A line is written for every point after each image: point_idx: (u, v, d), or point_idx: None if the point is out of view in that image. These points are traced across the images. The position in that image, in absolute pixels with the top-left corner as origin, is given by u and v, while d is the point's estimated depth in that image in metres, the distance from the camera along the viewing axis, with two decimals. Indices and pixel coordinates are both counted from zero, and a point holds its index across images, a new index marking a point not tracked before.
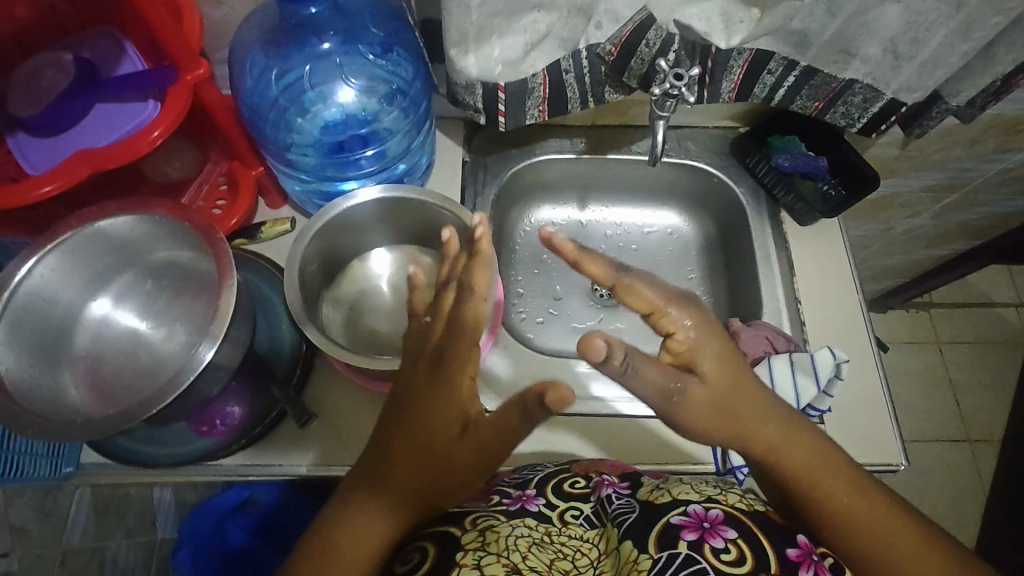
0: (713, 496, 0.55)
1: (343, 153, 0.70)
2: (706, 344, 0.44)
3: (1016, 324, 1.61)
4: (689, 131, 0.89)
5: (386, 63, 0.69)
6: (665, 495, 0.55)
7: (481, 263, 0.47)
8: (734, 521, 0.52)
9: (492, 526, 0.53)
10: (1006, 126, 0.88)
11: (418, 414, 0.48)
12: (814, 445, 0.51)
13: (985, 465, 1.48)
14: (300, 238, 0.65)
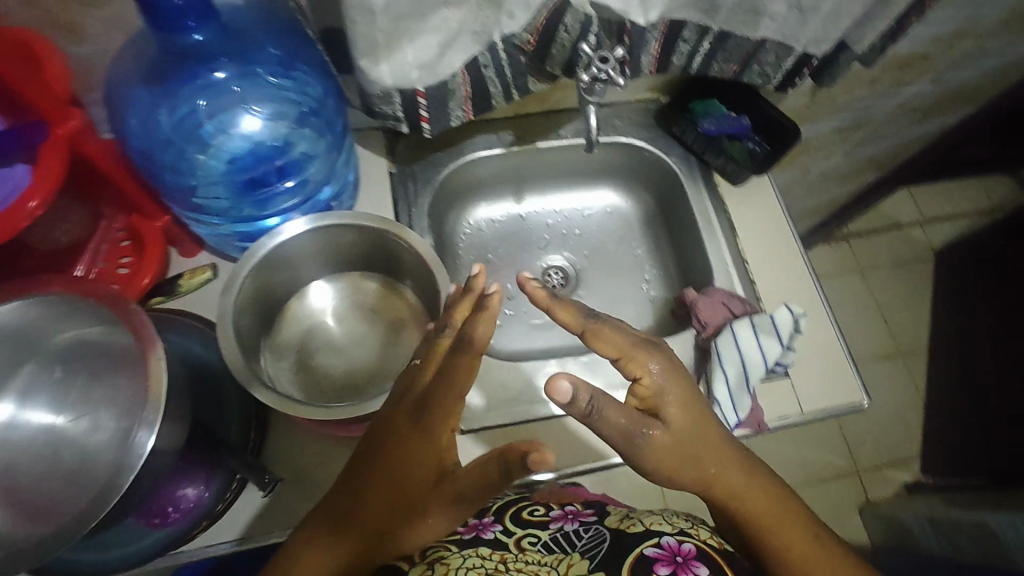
0: (684, 529, 0.55)
1: (259, 187, 0.64)
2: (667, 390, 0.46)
3: (924, 241, 1.74)
4: (613, 108, 0.88)
5: (289, 82, 0.63)
6: (637, 524, 0.55)
7: (483, 317, 0.44)
8: (705, 558, 0.51)
9: (441, 559, 0.51)
10: (900, 63, 0.93)
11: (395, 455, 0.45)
12: (768, 491, 0.53)
13: (919, 374, 1.60)
14: (229, 288, 0.58)
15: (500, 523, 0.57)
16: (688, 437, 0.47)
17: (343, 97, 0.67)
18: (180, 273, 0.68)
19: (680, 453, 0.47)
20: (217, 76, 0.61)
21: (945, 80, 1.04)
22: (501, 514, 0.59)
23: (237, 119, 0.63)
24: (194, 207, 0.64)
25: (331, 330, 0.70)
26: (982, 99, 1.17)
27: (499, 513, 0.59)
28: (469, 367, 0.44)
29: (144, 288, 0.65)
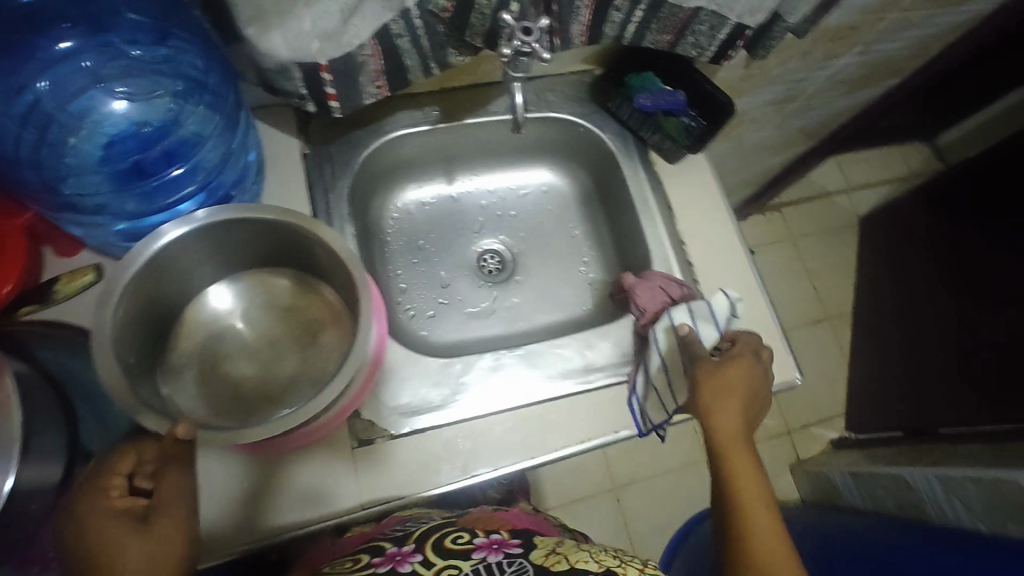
0: (612, 568, 0.53)
1: (140, 176, 0.56)
2: (740, 367, 0.63)
3: (851, 209, 1.81)
4: (545, 81, 0.82)
5: (163, 52, 0.54)
6: (562, 563, 0.53)
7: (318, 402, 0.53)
8: None
9: None
10: (831, 34, 0.92)
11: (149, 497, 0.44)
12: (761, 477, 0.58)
13: (845, 336, 1.68)
14: (105, 299, 0.50)
15: (420, 554, 0.55)
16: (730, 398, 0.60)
17: (231, 68, 0.58)
18: (57, 277, 0.59)
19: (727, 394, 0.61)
20: (61, 45, 0.51)
21: (873, 52, 1.04)
22: (422, 545, 0.56)
23: (102, 99, 0.54)
24: (65, 206, 0.55)
25: (239, 334, 0.63)
26: (905, 70, 1.20)
27: (419, 543, 0.57)
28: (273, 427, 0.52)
29: (5, 297, 0.56)
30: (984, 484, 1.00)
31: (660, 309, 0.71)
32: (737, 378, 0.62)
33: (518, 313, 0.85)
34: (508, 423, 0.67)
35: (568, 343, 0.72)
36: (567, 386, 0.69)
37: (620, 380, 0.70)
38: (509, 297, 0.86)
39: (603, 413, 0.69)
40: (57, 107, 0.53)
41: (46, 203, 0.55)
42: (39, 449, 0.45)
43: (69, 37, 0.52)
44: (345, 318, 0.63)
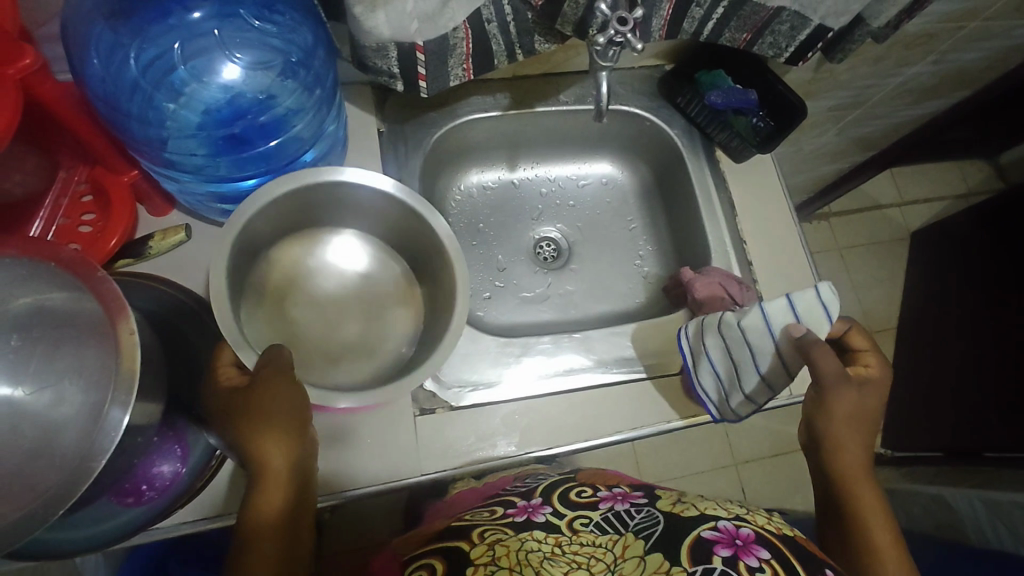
0: (742, 515, 0.62)
1: (238, 145, 0.59)
2: (874, 390, 0.62)
3: (902, 222, 1.77)
4: (615, 74, 0.83)
5: (278, 30, 0.58)
6: (691, 509, 0.63)
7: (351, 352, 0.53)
8: (763, 541, 0.57)
9: (501, 540, 0.61)
10: (907, 41, 0.90)
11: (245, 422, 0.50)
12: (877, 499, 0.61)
13: (887, 352, 1.65)
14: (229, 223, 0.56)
15: (549, 506, 0.68)
16: (858, 422, 0.62)
17: (335, 53, 0.61)
18: (151, 234, 0.63)
19: (856, 417, 0.61)
20: (194, 14, 0.56)
21: (947, 62, 1.02)
22: (550, 499, 0.69)
23: (216, 65, 0.57)
24: (163, 162, 0.58)
25: (319, 291, 0.66)
26: (977, 83, 1.17)
27: (547, 496, 0.70)
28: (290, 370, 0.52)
29: (111, 249, 0.59)
30: None
31: (717, 303, 0.73)
32: (871, 404, 0.62)
33: (571, 301, 0.87)
34: (563, 405, 0.68)
35: (624, 332, 0.74)
36: (620, 373, 0.71)
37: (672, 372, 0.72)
38: (564, 285, 0.87)
39: (655, 402, 0.70)
40: (175, 70, 0.56)
41: (146, 157, 0.58)
42: (145, 387, 0.48)
43: (193, 9, 0.55)
44: (420, 299, 0.69)
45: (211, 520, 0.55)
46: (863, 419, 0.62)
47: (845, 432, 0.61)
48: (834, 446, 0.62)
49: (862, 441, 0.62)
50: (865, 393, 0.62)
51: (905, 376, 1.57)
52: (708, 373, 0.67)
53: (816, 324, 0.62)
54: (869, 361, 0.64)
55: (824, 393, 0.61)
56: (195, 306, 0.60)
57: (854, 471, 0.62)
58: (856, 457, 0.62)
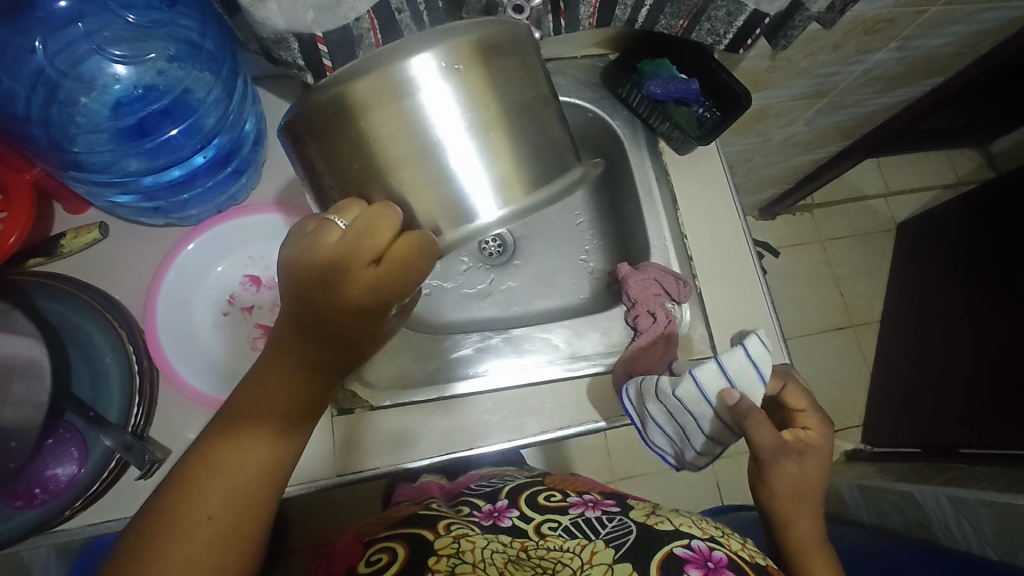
0: (716, 538, 0.59)
1: (143, 135, 0.58)
2: (817, 461, 0.60)
3: (887, 214, 1.72)
4: (555, 64, 0.81)
5: (158, 15, 0.57)
6: (666, 523, 0.60)
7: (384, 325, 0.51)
8: (735, 566, 0.55)
9: (467, 535, 0.58)
10: (865, 28, 0.86)
11: (354, 346, 0.48)
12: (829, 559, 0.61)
13: (868, 346, 1.62)
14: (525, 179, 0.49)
15: (516, 510, 0.63)
16: (803, 494, 0.59)
17: (229, 32, 0.60)
18: (64, 232, 0.61)
19: (802, 488, 0.59)
20: (60, 3, 0.54)
21: (913, 47, 0.98)
22: (518, 501, 0.65)
23: (103, 62, 0.57)
24: (68, 165, 0.57)
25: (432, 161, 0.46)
26: (950, 70, 1.12)
27: (514, 498, 0.66)
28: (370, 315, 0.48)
29: (11, 246, 0.57)
30: (996, 508, 0.96)
31: (651, 300, 0.71)
32: (816, 475, 0.60)
33: (514, 297, 0.85)
34: (487, 405, 0.68)
35: (556, 330, 0.74)
36: (556, 369, 0.70)
37: (604, 370, 0.71)
38: (507, 281, 0.86)
39: (584, 401, 0.69)
40: (63, 69, 0.56)
41: (53, 161, 0.56)
42: None
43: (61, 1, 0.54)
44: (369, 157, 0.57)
45: (113, 523, 0.56)
46: (810, 490, 0.60)
47: (791, 506, 0.60)
48: (782, 520, 0.60)
49: (811, 511, 0.60)
50: (807, 468, 0.59)
51: (884, 372, 1.54)
52: (657, 433, 0.66)
53: (749, 388, 0.60)
54: (808, 423, 0.61)
55: (762, 467, 0.59)
56: (96, 303, 0.59)
57: (805, 546, 0.60)
58: (807, 528, 0.60)
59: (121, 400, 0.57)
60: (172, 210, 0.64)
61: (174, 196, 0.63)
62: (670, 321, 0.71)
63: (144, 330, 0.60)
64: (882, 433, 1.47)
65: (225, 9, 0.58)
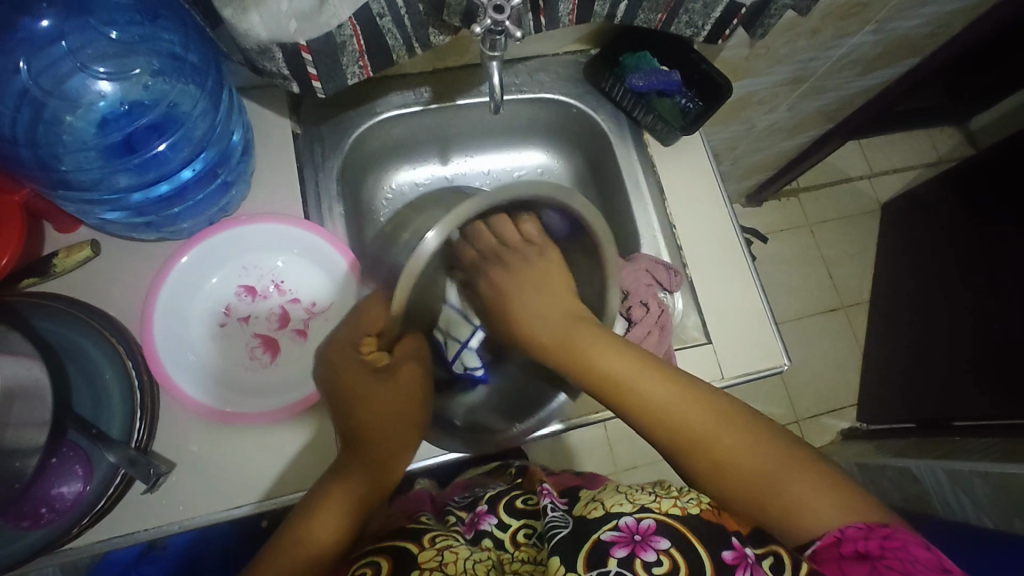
0: (647, 504, 0.50)
1: (130, 152, 0.59)
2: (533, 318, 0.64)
3: (872, 195, 1.74)
4: (538, 62, 0.81)
5: (140, 30, 0.57)
6: (598, 508, 0.52)
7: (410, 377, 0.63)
8: (667, 530, 0.48)
9: (449, 547, 0.55)
10: (841, 12, 0.87)
11: (405, 416, 0.61)
12: (713, 411, 0.55)
13: (859, 325, 1.63)
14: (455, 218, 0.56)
15: (494, 516, 0.64)
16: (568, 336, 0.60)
17: (211, 44, 0.61)
18: (56, 251, 0.61)
19: (590, 382, 0.58)
20: (43, 23, 0.55)
21: (888, 30, 0.99)
22: (495, 506, 0.66)
23: (88, 79, 0.57)
24: (55, 183, 0.57)
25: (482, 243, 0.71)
26: (926, 50, 1.14)
27: (493, 503, 0.67)
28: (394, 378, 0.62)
29: (4, 269, 0.57)
30: (991, 478, 0.97)
31: (643, 290, 0.72)
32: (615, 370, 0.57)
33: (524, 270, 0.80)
34: None
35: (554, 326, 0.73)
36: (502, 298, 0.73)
37: None
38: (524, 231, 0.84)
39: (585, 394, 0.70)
40: (48, 88, 0.56)
41: (43, 181, 0.57)
42: None
43: (41, 20, 0.54)
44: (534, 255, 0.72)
45: (122, 539, 0.56)
46: (687, 388, 0.56)
47: (692, 415, 0.54)
48: (698, 437, 0.54)
49: (699, 398, 0.56)
50: (598, 352, 0.58)
51: (875, 349, 1.56)
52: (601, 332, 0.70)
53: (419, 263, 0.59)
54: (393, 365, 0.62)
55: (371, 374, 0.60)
56: (90, 320, 0.59)
57: (739, 461, 0.52)
58: (730, 437, 0.53)
59: (123, 417, 0.57)
60: (163, 224, 0.64)
61: (165, 209, 0.63)
62: (663, 311, 0.72)
63: (142, 344, 0.60)
64: (877, 411, 1.49)
65: (206, 20, 0.58)
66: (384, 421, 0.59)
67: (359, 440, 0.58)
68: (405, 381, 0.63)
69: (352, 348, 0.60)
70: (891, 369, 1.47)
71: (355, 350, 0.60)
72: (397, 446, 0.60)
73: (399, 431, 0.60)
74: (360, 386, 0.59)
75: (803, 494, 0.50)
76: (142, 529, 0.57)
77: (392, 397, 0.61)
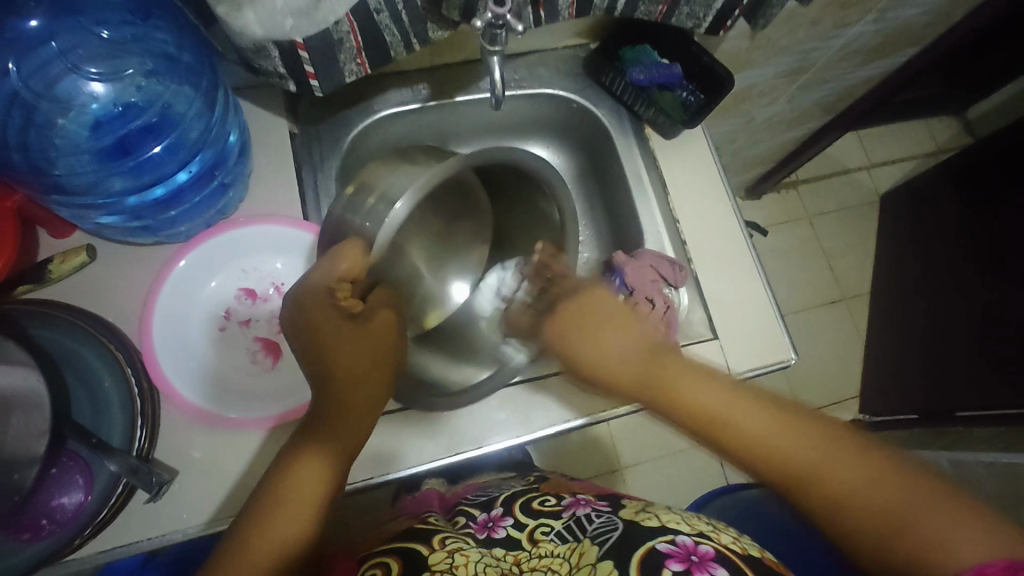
0: (705, 532, 0.53)
1: (125, 155, 0.57)
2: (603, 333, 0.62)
3: (871, 186, 1.74)
4: (537, 56, 0.80)
5: (134, 30, 0.56)
6: (652, 520, 0.55)
7: (385, 320, 0.58)
8: (723, 558, 0.49)
9: (460, 550, 0.56)
10: (842, 1, 0.86)
11: (380, 367, 0.57)
12: (814, 436, 0.52)
13: (860, 317, 1.63)
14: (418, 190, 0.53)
15: (511, 518, 0.64)
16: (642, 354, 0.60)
17: (206, 43, 0.60)
18: (52, 257, 0.60)
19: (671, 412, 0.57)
20: (34, 25, 0.53)
21: (888, 19, 0.98)
22: (512, 508, 0.66)
23: (80, 81, 0.56)
24: (49, 188, 0.56)
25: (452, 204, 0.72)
26: (925, 39, 1.13)
27: (508, 506, 0.67)
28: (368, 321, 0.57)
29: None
30: (998, 469, 0.97)
31: (648, 287, 0.72)
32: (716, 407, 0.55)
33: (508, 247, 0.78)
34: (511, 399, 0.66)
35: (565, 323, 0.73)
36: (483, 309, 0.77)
37: None
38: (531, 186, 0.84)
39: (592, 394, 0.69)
40: (39, 90, 0.55)
41: (36, 187, 0.56)
42: None
43: (32, 21, 0.53)
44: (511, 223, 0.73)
45: (124, 549, 0.55)
46: (779, 414, 0.54)
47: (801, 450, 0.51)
48: (811, 463, 0.51)
49: (779, 420, 0.54)
50: (695, 392, 0.56)
51: (877, 340, 1.56)
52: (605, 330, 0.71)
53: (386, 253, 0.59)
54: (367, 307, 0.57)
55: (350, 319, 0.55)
56: (88, 327, 0.58)
57: (858, 493, 0.49)
58: (849, 468, 0.50)
59: (124, 425, 0.56)
60: (159, 228, 0.62)
61: (161, 213, 0.62)
62: (668, 307, 0.71)
63: (141, 352, 0.59)
64: (880, 403, 1.49)
65: (200, 19, 0.56)
66: (358, 372, 0.55)
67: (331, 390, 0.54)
68: (383, 328, 0.58)
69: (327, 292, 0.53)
70: (893, 361, 1.47)
71: (329, 296, 0.53)
72: (370, 401, 0.56)
73: (375, 382, 0.56)
74: (332, 333, 0.54)
75: (935, 523, 0.46)
76: (145, 538, 0.56)
77: (367, 345, 0.56)
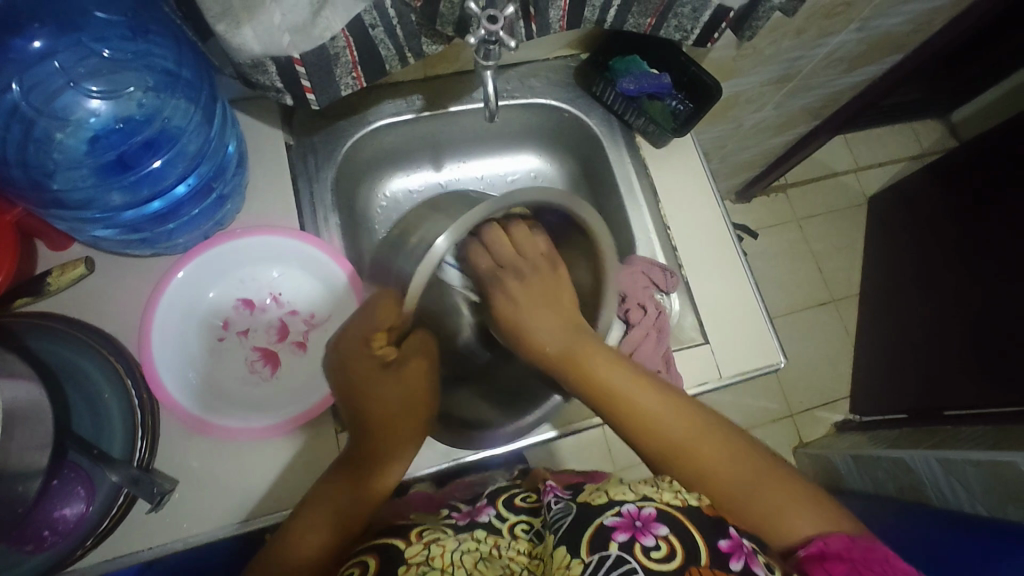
0: (648, 493, 0.52)
1: (125, 168, 0.58)
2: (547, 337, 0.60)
3: (858, 189, 1.77)
4: (528, 67, 0.82)
5: (133, 47, 0.57)
6: (602, 495, 0.53)
7: (417, 369, 0.61)
8: (666, 516, 0.49)
9: (437, 540, 0.55)
10: (824, 13, 0.88)
11: (409, 417, 0.58)
12: (706, 433, 0.55)
13: (848, 317, 1.65)
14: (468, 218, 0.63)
15: (493, 510, 0.63)
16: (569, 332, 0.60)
17: (204, 58, 0.61)
18: (50, 270, 0.61)
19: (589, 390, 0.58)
20: (34, 44, 0.54)
21: (871, 28, 1.00)
22: (495, 501, 0.65)
23: (79, 96, 0.57)
24: (49, 202, 0.57)
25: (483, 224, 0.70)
26: (908, 46, 1.16)
27: (492, 500, 0.65)
28: (399, 373, 0.59)
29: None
30: (983, 466, 0.99)
31: (640, 293, 0.73)
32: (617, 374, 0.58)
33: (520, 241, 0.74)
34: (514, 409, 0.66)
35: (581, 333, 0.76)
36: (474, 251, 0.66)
37: None
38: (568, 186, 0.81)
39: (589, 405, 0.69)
40: (38, 105, 0.56)
41: (35, 202, 0.57)
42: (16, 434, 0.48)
43: (33, 40, 0.54)
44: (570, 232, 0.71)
45: (125, 559, 0.56)
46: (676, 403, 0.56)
47: (680, 431, 0.55)
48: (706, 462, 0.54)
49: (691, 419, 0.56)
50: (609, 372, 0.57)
51: (865, 341, 1.58)
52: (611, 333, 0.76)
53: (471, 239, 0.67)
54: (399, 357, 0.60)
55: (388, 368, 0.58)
56: (88, 339, 0.59)
57: (736, 488, 0.53)
58: (731, 468, 0.54)
59: (124, 436, 0.57)
60: (158, 240, 0.63)
61: (160, 226, 0.62)
62: (660, 313, 0.73)
63: (141, 364, 0.59)
64: (868, 402, 1.51)
65: (197, 35, 0.58)
66: (394, 414, 0.57)
67: (361, 433, 0.56)
68: (417, 378, 0.60)
69: (364, 345, 0.58)
70: (881, 361, 1.49)
71: (364, 345, 0.58)
72: (402, 444, 0.57)
73: (407, 427, 0.58)
74: (369, 384, 0.57)
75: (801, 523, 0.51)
76: (145, 548, 0.56)
77: (400, 390, 0.58)
